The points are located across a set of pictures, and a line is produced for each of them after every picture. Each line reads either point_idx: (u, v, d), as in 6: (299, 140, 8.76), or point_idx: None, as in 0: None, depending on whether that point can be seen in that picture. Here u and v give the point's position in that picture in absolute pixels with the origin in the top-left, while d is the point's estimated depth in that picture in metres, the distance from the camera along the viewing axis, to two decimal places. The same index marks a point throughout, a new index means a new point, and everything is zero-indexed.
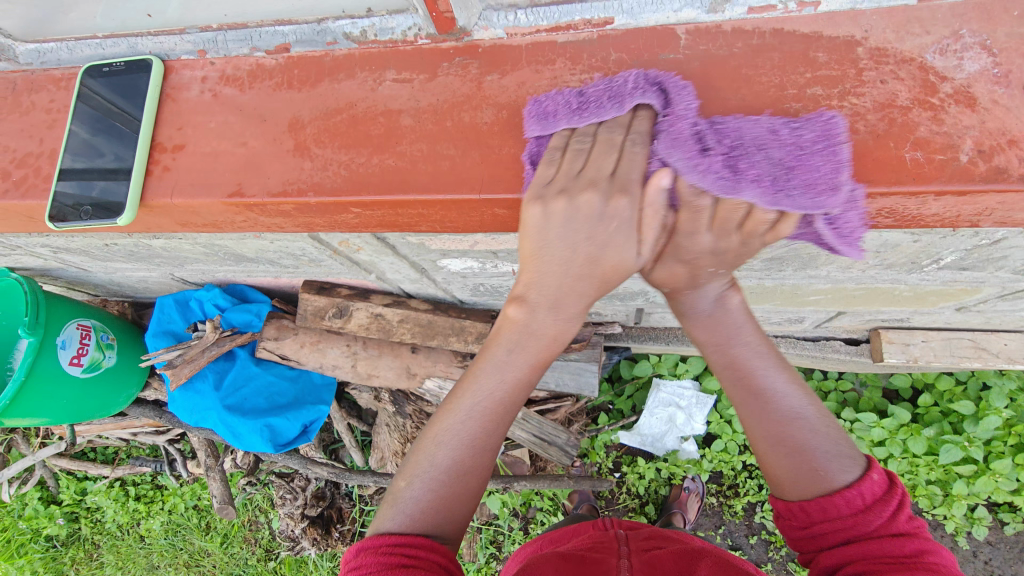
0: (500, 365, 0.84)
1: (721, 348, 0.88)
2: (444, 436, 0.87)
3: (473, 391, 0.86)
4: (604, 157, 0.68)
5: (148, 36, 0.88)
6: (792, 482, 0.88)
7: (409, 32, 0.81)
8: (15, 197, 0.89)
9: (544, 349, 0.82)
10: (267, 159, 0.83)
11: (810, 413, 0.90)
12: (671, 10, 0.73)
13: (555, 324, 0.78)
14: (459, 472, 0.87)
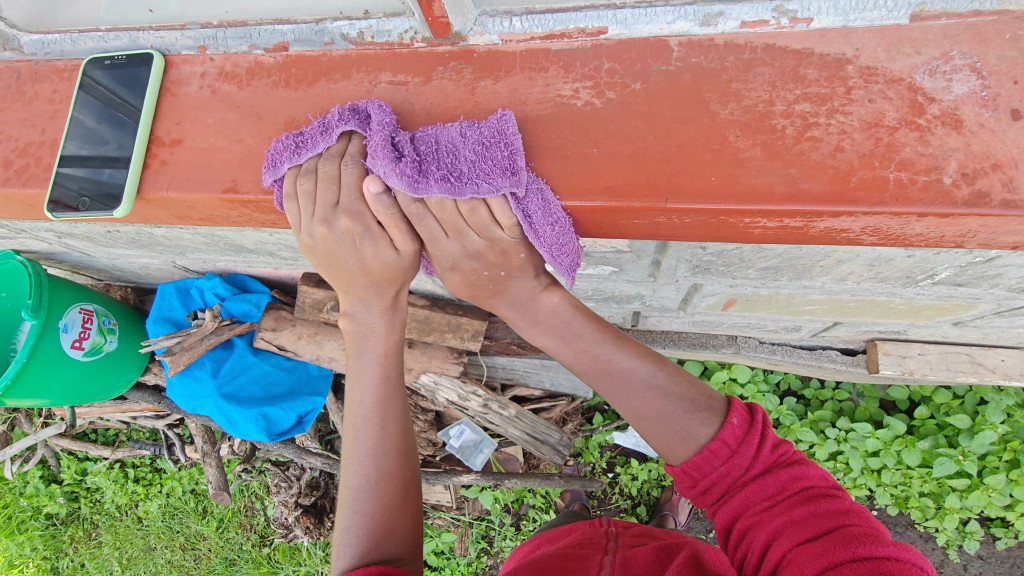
0: (366, 363, 0.99)
1: (561, 340, 0.96)
2: (352, 454, 0.98)
3: (359, 397, 0.99)
4: (348, 184, 0.80)
5: (150, 30, 0.89)
6: (671, 450, 0.93)
7: (405, 35, 0.82)
8: (16, 185, 0.90)
9: (386, 342, 0.98)
10: (262, 156, 0.84)
11: (664, 383, 0.95)
12: (664, 22, 0.74)
13: (376, 318, 0.96)
14: (375, 479, 0.95)
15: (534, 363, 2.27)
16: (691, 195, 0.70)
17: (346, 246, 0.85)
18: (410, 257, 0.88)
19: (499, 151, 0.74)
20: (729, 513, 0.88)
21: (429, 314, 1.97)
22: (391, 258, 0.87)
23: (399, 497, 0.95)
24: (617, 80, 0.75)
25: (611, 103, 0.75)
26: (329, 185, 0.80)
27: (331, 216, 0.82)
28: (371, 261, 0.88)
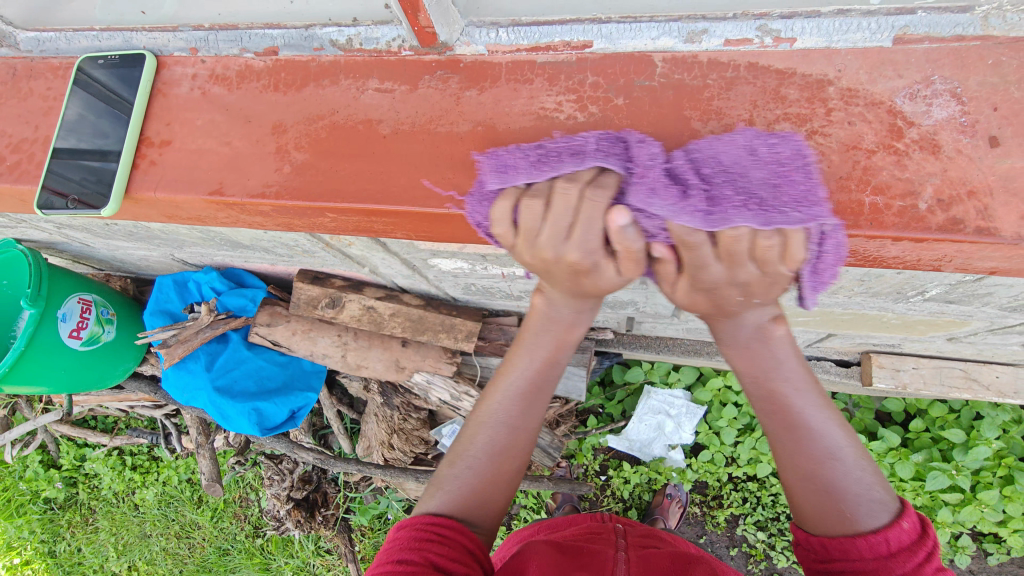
0: (531, 348, 0.99)
1: (756, 379, 0.89)
2: (486, 419, 1.04)
3: (515, 374, 1.02)
4: (582, 207, 0.66)
5: (143, 31, 0.90)
6: (818, 520, 0.89)
7: (393, 43, 0.82)
8: (8, 181, 0.92)
9: (565, 334, 0.96)
10: (249, 160, 0.85)
11: (849, 454, 0.90)
12: (648, 38, 0.74)
13: (568, 314, 0.92)
14: (496, 452, 1.03)
15: None
16: None
17: (551, 266, 0.72)
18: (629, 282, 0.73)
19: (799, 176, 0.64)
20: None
21: (424, 313, 1.94)
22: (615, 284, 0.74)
23: (499, 474, 1.03)
24: (600, 94, 0.76)
25: (593, 117, 0.75)
26: (565, 211, 0.67)
27: (556, 244, 0.69)
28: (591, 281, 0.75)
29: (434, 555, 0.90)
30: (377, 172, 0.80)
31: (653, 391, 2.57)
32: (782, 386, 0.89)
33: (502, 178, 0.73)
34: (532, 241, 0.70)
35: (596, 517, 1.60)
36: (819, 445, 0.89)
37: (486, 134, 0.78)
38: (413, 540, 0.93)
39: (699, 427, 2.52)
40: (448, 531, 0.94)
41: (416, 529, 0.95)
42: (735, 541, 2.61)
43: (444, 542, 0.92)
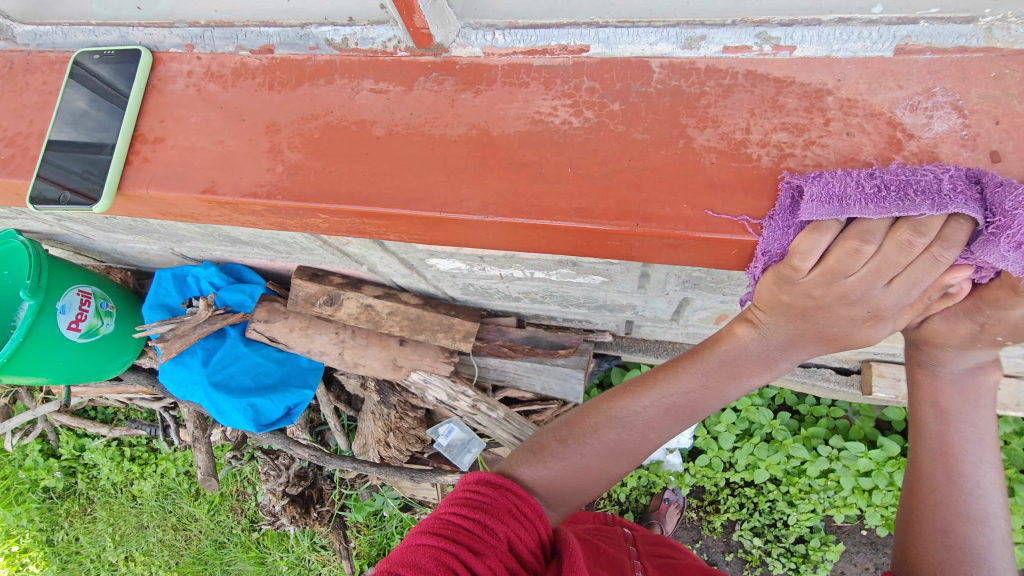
0: (706, 374, 0.87)
1: (943, 416, 0.86)
2: (620, 417, 0.94)
3: (675, 389, 0.90)
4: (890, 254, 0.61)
5: (139, 26, 0.90)
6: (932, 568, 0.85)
7: (389, 43, 0.82)
8: (1, 175, 0.91)
9: (765, 373, 0.85)
10: (242, 158, 0.84)
11: (997, 526, 0.85)
12: (646, 43, 0.73)
13: (779, 356, 0.81)
14: (614, 451, 0.95)
15: (525, 366, 2.24)
16: (659, 221, 0.69)
17: (823, 302, 0.68)
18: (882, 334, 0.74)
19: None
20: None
21: (422, 312, 1.94)
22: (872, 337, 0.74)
23: (605, 471, 0.97)
24: (596, 99, 0.75)
25: (589, 122, 0.74)
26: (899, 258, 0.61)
27: (864, 287, 0.64)
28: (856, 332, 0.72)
29: (516, 538, 0.86)
30: (369, 173, 0.80)
31: None
32: (964, 431, 0.86)
33: (817, 209, 0.62)
34: (830, 279, 0.64)
35: (600, 518, 1.63)
36: (972, 502, 0.85)
37: (480, 138, 0.77)
38: (499, 508, 0.88)
39: (696, 431, 2.50)
40: (531, 513, 0.90)
41: (505, 496, 0.90)
42: (731, 546, 2.62)
43: (527, 528, 0.88)
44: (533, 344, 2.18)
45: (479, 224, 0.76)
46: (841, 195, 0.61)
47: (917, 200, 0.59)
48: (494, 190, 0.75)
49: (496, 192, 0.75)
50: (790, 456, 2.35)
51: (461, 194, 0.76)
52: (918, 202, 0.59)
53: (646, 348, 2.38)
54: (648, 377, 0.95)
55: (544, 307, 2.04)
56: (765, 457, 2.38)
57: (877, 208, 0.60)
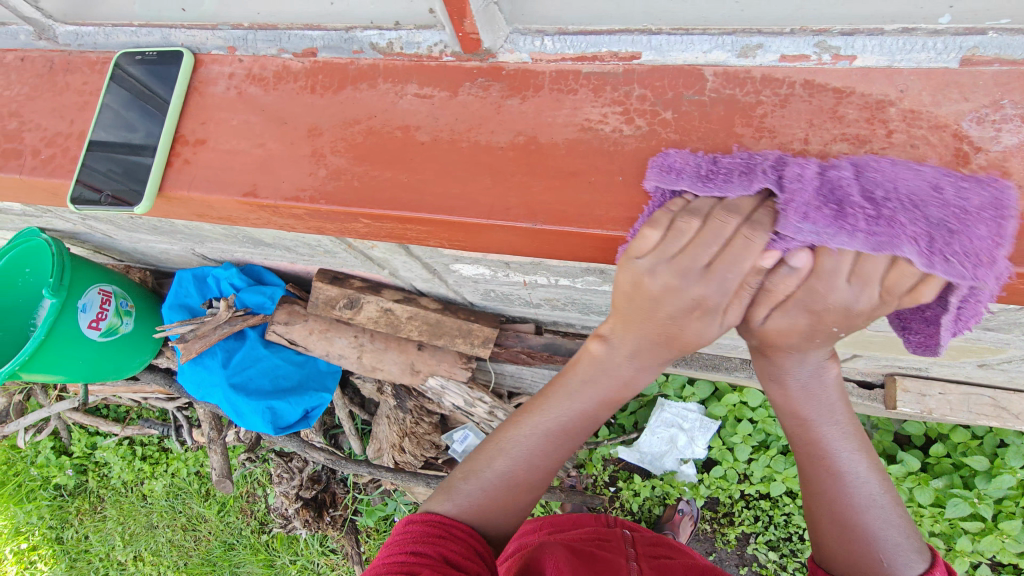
0: (574, 396, 0.93)
1: (805, 423, 0.92)
2: (510, 447, 0.99)
3: (550, 414, 0.96)
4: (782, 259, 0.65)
5: (181, 28, 0.89)
6: (846, 557, 0.92)
7: (434, 48, 0.81)
8: (40, 174, 0.90)
9: (621, 387, 0.91)
10: (284, 162, 0.83)
11: (885, 501, 0.93)
12: (700, 51, 0.72)
13: (632, 369, 0.87)
14: (515, 481, 0.99)
15: (543, 372, 2.24)
16: None
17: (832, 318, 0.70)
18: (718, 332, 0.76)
19: (985, 226, 0.60)
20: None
21: (441, 317, 1.92)
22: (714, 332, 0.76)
23: (508, 503, 0.99)
24: (647, 107, 0.74)
25: (640, 131, 0.73)
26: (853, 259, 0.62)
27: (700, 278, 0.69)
28: (684, 325, 0.75)
29: (447, 551, 0.89)
30: (414, 179, 0.79)
31: (666, 404, 2.53)
32: (830, 431, 0.92)
33: (659, 177, 0.69)
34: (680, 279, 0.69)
35: (601, 519, 1.61)
36: (860, 490, 0.92)
37: (528, 145, 0.76)
38: (425, 534, 0.91)
39: (712, 441, 2.48)
40: (458, 531, 0.93)
41: (427, 524, 0.93)
42: (744, 560, 2.55)
43: (458, 541, 0.91)
44: (551, 351, 2.15)
45: (525, 231, 0.75)
46: (678, 169, 0.68)
47: (734, 182, 0.66)
48: (542, 198, 0.74)
49: (546, 199, 0.74)
50: None
51: (505, 200, 0.75)
52: (734, 184, 0.66)
53: None
54: (527, 405, 1.01)
55: (565, 314, 2.02)
56: (782, 470, 2.37)
57: (703, 185, 0.67)
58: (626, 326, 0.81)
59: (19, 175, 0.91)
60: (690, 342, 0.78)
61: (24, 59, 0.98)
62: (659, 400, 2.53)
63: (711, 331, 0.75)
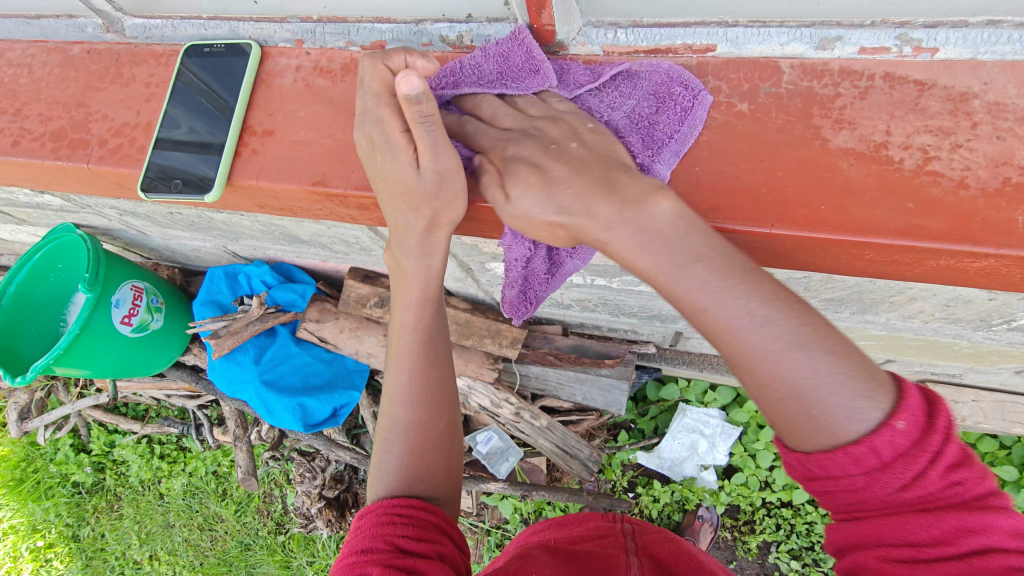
0: (404, 316, 0.91)
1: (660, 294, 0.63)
2: (389, 396, 0.96)
3: (393, 345, 0.94)
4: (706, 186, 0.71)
5: (250, 21, 0.91)
6: (790, 432, 0.60)
7: (506, 41, 0.82)
8: (108, 164, 0.91)
9: (426, 289, 0.88)
10: (354, 153, 0.84)
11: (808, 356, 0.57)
12: (777, 44, 0.72)
13: (415, 263, 0.84)
14: (404, 426, 0.94)
15: (567, 376, 2.21)
16: (799, 223, 0.68)
17: None
18: (434, 176, 0.74)
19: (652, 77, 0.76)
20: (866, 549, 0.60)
21: (470, 317, 2.02)
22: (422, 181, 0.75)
23: (422, 455, 0.94)
24: (723, 99, 0.74)
25: (716, 121, 0.73)
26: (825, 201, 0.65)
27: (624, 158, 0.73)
28: (393, 180, 0.76)
29: (396, 538, 0.83)
30: None
31: (688, 409, 2.47)
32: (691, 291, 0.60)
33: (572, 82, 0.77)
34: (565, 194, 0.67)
35: (607, 516, 1.35)
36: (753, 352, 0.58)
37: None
38: (374, 525, 0.85)
39: (734, 448, 2.44)
40: (411, 512, 0.87)
41: (376, 515, 0.87)
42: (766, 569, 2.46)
43: (409, 523, 0.86)
44: (578, 353, 2.17)
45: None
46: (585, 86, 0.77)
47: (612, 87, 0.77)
48: None
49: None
50: None
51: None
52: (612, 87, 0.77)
53: (690, 361, 2.34)
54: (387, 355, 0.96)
55: (594, 316, 2.02)
56: None
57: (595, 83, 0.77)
58: (388, 222, 0.82)
59: (87, 164, 0.92)
60: (415, 196, 0.76)
61: (90, 52, 1.00)
62: (681, 405, 2.47)
63: (414, 179, 0.74)
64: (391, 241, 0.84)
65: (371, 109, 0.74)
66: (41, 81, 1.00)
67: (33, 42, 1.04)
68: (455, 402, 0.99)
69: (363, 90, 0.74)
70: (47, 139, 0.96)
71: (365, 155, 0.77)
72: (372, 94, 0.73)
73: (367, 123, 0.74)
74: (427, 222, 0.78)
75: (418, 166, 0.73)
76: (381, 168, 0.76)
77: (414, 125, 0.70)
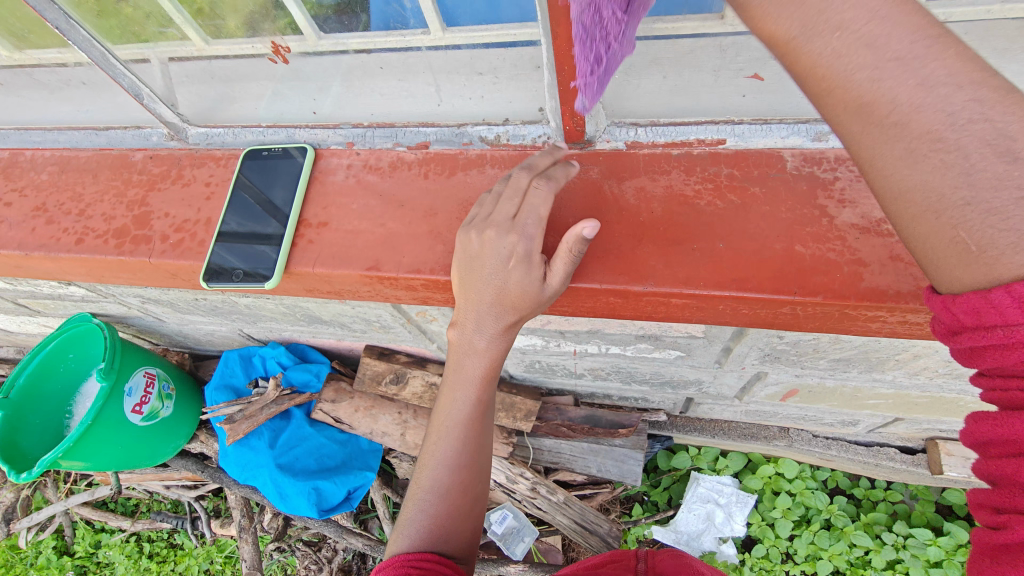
0: (462, 387, 0.94)
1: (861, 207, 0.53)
2: (430, 458, 0.99)
3: (444, 414, 0.97)
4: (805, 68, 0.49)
5: (307, 128, 1.03)
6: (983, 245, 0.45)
7: (538, 139, 0.92)
8: (170, 257, 0.98)
9: (490, 368, 0.92)
10: (404, 240, 0.92)
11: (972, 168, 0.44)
12: (778, 137, 0.84)
13: (483, 341, 0.87)
14: (446, 490, 0.98)
15: (581, 447, 2.20)
16: (818, 290, 0.75)
17: None
18: (553, 291, 0.81)
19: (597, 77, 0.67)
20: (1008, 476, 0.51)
21: None
22: (535, 292, 0.80)
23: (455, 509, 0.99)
24: (737, 183, 0.83)
25: (732, 205, 0.82)
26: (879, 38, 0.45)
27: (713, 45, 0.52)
28: (512, 286, 0.79)
29: None
30: None
31: (701, 477, 2.43)
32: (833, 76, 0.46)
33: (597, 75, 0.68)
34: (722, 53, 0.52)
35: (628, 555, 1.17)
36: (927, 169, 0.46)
37: (633, 219, 0.84)
38: None
39: (751, 518, 2.36)
40: (426, 563, 0.93)
41: (394, 567, 0.93)
42: None
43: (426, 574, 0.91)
44: (592, 424, 2.18)
45: (634, 294, 0.82)
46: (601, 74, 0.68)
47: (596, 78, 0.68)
48: (650, 265, 0.81)
49: (662, 265, 0.81)
50: (853, 545, 2.24)
51: (614, 265, 0.83)
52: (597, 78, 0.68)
53: (702, 428, 2.38)
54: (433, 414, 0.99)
55: (606, 385, 2.06)
56: (827, 547, 2.25)
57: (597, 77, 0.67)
58: (468, 307, 0.84)
59: (148, 257, 0.99)
60: (526, 303, 0.81)
61: (152, 156, 1.09)
62: (694, 473, 2.44)
63: (539, 287, 0.79)
64: (466, 321, 0.86)
65: (526, 230, 0.76)
66: (104, 183, 1.09)
67: (98, 150, 1.13)
68: (488, 464, 1.03)
69: (529, 207, 0.76)
70: (110, 236, 1.03)
71: (496, 258, 0.77)
72: (534, 218, 0.76)
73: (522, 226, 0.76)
74: (518, 319, 0.84)
75: (545, 281, 0.79)
76: (507, 274, 0.78)
77: (565, 252, 0.76)
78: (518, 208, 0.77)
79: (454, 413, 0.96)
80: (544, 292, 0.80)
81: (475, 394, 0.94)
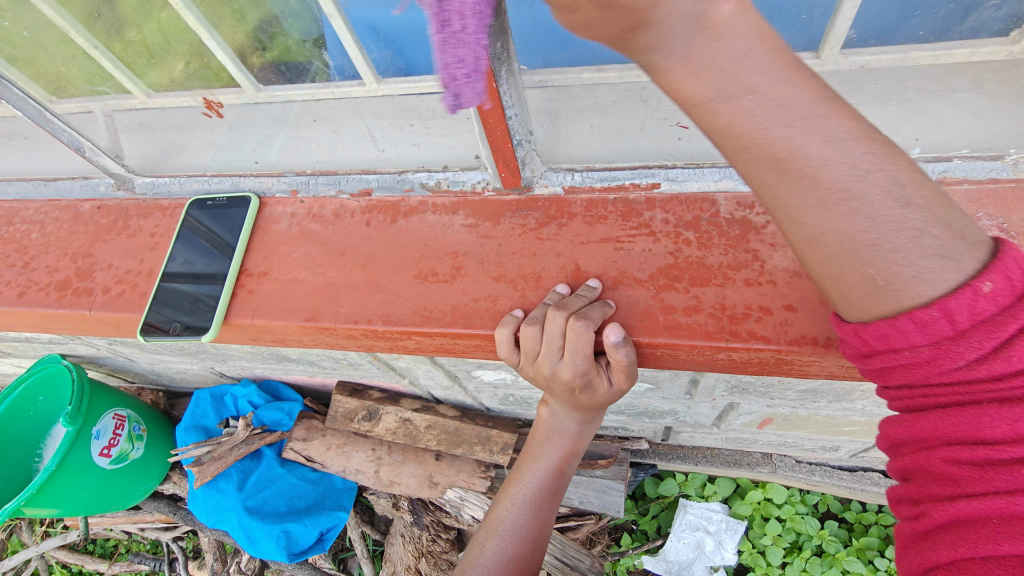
0: (546, 456, 1.01)
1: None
2: (500, 526, 0.99)
3: (525, 482, 1.02)
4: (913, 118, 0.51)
5: (251, 176, 1.04)
6: None
7: (477, 185, 0.93)
8: (110, 309, 0.97)
9: (573, 445, 1.01)
10: (343, 289, 0.91)
11: None
12: (711, 181, 0.84)
13: (572, 427, 0.97)
14: (509, 561, 0.95)
15: None
16: (750, 335, 0.74)
17: None
18: (621, 390, 0.83)
19: None
20: (929, 472, 0.54)
21: (460, 424, 1.86)
22: (609, 394, 0.83)
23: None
24: (671, 229, 0.83)
25: (666, 250, 0.82)
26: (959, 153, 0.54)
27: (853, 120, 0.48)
28: (588, 396, 0.83)
29: None
30: (466, 299, 0.86)
31: (689, 505, 2.38)
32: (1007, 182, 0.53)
33: None
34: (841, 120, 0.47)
35: None
36: None
37: (571, 279, 0.83)
38: None
39: (742, 545, 2.28)
40: None
41: None
42: None
43: None
44: None
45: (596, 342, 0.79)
46: None
47: None
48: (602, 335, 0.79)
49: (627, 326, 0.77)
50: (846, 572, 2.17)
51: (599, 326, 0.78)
52: None
53: (685, 456, 2.36)
54: (510, 478, 1.05)
55: None
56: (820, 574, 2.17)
57: None
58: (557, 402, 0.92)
59: (88, 310, 0.98)
60: (600, 404, 0.85)
61: (100, 207, 1.10)
62: (682, 500, 2.39)
63: (607, 391, 0.82)
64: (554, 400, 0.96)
65: (575, 366, 0.77)
66: (51, 234, 1.08)
67: (47, 200, 1.14)
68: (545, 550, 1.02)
69: (573, 348, 0.75)
70: (52, 288, 1.02)
71: (552, 382, 0.81)
72: (581, 356, 0.75)
73: (570, 366, 0.77)
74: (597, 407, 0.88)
75: (614, 384, 0.81)
76: (575, 395, 0.83)
77: (622, 366, 0.77)
78: (563, 343, 0.75)
79: (531, 483, 1.02)
80: (616, 394, 0.83)
81: (556, 468, 1.02)
